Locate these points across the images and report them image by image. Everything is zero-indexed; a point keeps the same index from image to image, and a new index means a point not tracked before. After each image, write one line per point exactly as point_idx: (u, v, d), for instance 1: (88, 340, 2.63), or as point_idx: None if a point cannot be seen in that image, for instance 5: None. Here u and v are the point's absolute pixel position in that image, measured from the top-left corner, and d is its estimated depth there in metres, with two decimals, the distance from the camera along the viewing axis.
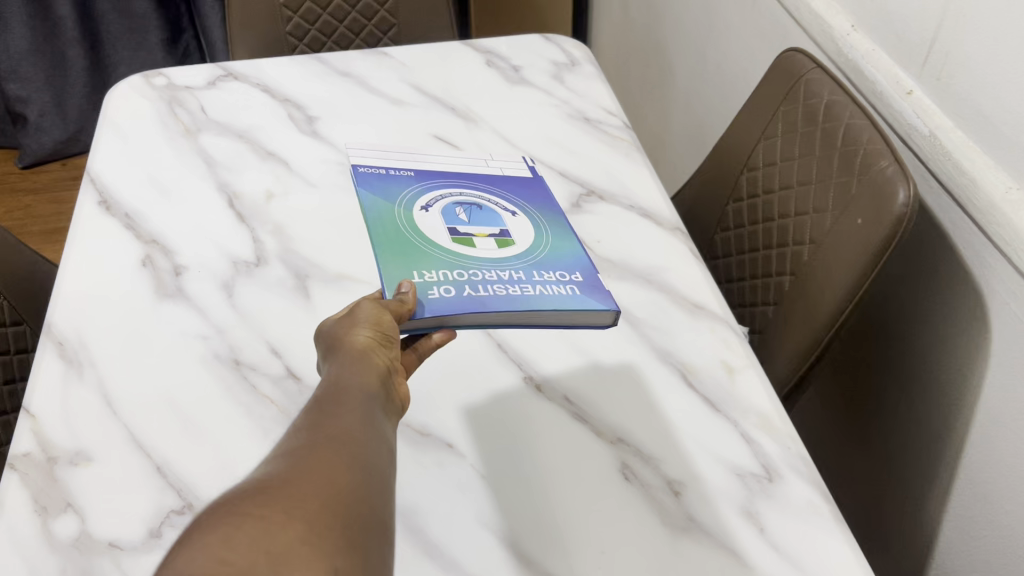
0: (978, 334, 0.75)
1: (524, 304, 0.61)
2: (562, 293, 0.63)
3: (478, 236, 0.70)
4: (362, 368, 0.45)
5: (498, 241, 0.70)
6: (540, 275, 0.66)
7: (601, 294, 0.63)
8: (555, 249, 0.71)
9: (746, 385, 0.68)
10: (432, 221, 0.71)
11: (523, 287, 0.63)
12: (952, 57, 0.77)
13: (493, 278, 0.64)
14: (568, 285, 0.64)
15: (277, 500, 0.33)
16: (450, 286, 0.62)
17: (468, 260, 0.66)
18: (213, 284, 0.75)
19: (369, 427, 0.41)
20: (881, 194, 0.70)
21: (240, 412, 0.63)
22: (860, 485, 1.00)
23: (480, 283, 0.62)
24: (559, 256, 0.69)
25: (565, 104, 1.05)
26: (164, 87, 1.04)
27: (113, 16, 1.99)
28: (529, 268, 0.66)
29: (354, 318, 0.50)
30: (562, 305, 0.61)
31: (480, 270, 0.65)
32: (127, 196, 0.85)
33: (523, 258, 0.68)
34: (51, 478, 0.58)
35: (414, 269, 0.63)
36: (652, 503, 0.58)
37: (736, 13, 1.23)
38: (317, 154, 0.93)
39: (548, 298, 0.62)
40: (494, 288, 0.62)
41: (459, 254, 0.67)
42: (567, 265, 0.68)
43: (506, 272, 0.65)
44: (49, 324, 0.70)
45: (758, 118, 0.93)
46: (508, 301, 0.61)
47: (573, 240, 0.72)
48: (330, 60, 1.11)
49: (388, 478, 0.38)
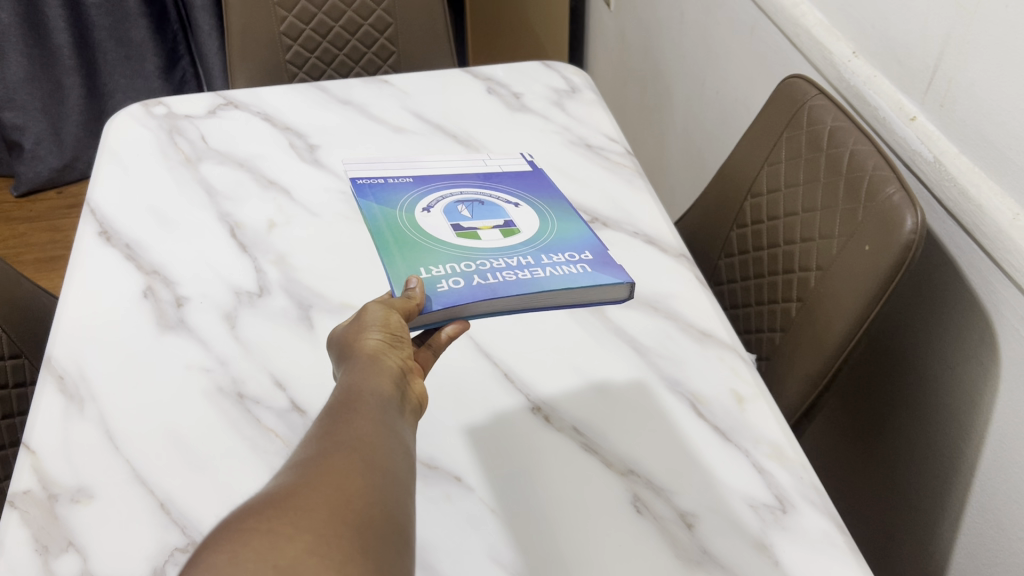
0: (989, 364, 0.75)
1: (536, 286, 0.62)
2: (572, 272, 0.64)
3: (482, 229, 0.72)
4: (375, 372, 0.45)
5: (502, 231, 0.72)
6: (549, 257, 0.67)
7: (613, 268, 0.64)
8: (560, 233, 0.73)
9: (757, 414, 0.67)
10: (434, 220, 0.73)
11: (533, 271, 0.64)
12: (955, 84, 0.77)
13: (501, 265, 0.65)
14: (579, 264, 0.66)
15: (285, 512, 0.32)
16: (459, 278, 0.62)
17: (473, 252, 0.67)
18: (215, 314, 0.74)
19: (389, 433, 0.40)
20: (888, 221, 0.70)
21: (244, 446, 0.62)
22: (872, 513, 0.99)
23: (488, 272, 0.64)
24: (566, 239, 0.71)
25: (567, 130, 1.05)
26: (163, 116, 1.04)
27: (111, 44, 2.00)
28: (538, 254, 0.67)
29: (363, 321, 0.50)
30: (573, 284, 0.63)
31: (487, 260, 0.66)
32: (127, 225, 0.84)
33: (530, 244, 0.69)
34: (51, 517, 0.57)
35: (421, 265, 0.64)
36: (665, 536, 0.57)
37: (734, 39, 1.24)
38: (319, 183, 0.92)
39: (559, 278, 0.63)
40: (503, 275, 0.63)
41: (464, 247, 0.68)
42: (576, 246, 0.69)
43: (514, 258, 0.66)
44: (49, 357, 0.69)
45: (759, 146, 0.93)
46: (520, 284, 0.62)
47: (578, 223, 0.75)
48: (331, 89, 1.11)
49: (407, 481, 0.38)
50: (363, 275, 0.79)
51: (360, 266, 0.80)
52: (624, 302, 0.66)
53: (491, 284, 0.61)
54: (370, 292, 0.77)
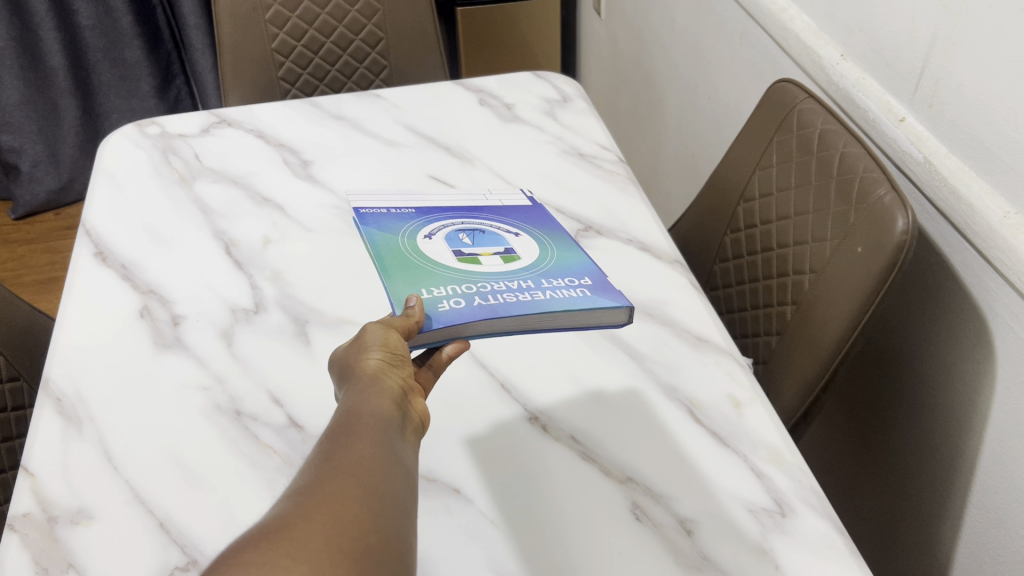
0: (985, 360, 0.75)
1: (535, 308, 0.61)
2: (572, 294, 0.64)
3: (483, 255, 0.72)
4: (374, 394, 0.45)
5: (502, 258, 0.72)
6: (549, 282, 0.67)
7: (613, 292, 0.64)
8: (561, 260, 0.72)
9: (754, 418, 0.67)
10: (436, 245, 0.73)
11: (533, 294, 0.64)
12: (943, 85, 0.78)
13: (501, 288, 0.65)
14: (580, 288, 0.66)
15: (280, 543, 0.32)
16: (461, 299, 0.62)
17: (475, 275, 0.67)
18: (212, 332, 0.75)
19: (388, 455, 0.40)
20: (879, 223, 0.70)
21: (243, 463, 0.62)
22: (873, 515, 0.98)
23: (489, 293, 0.63)
24: (567, 266, 0.71)
25: (559, 140, 1.06)
26: (158, 136, 1.04)
27: (106, 65, 2.01)
28: (537, 280, 0.67)
29: (363, 341, 0.50)
30: (573, 306, 0.62)
31: (488, 283, 0.66)
32: (123, 246, 0.85)
33: (531, 270, 0.69)
34: (51, 538, 0.57)
35: (421, 287, 0.64)
36: (665, 543, 0.57)
37: (724, 44, 1.24)
38: (314, 199, 0.93)
39: (560, 300, 0.63)
40: (503, 296, 0.63)
41: (465, 270, 0.68)
42: (576, 272, 0.69)
43: (513, 283, 0.66)
44: (47, 379, 0.69)
45: (751, 151, 0.94)
46: (519, 305, 0.62)
47: (579, 252, 0.75)
48: (324, 104, 1.11)
49: (406, 505, 0.38)
50: (359, 290, 0.80)
51: (355, 281, 0.81)
52: (623, 327, 0.65)
53: (492, 303, 0.62)
54: (365, 306, 0.77)
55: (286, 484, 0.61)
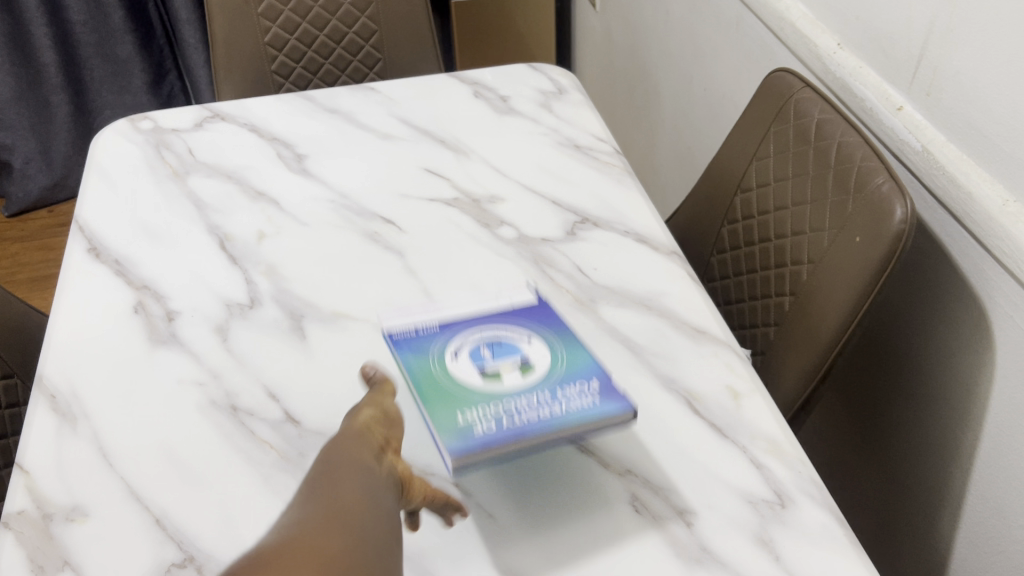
0: (984, 349, 0.75)
1: (546, 425, 0.54)
2: (582, 407, 0.55)
3: (489, 348, 0.61)
4: (365, 442, 0.45)
5: (520, 368, 0.59)
6: (559, 394, 0.56)
7: (616, 398, 0.55)
8: (569, 360, 0.60)
9: (752, 409, 0.67)
10: (457, 375, 0.58)
11: (546, 408, 0.55)
12: (940, 73, 0.77)
13: (517, 401, 0.55)
14: (587, 395, 0.56)
15: (283, 556, 0.31)
16: (486, 415, 0.55)
17: (498, 397, 0.56)
18: (207, 328, 0.74)
19: (378, 497, 0.40)
20: (877, 212, 0.70)
21: (239, 459, 0.62)
22: (872, 505, 0.98)
23: (510, 414, 0.55)
24: (572, 373, 0.58)
25: (555, 132, 1.05)
26: (150, 130, 1.03)
27: (98, 61, 2.00)
28: (554, 383, 0.57)
29: (358, 405, 0.51)
30: (594, 412, 0.55)
31: (503, 393, 0.56)
32: (116, 242, 0.84)
33: (538, 372, 0.58)
34: (46, 537, 0.56)
35: (452, 407, 0.55)
36: (664, 535, 0.57)
37: (719, 34, 1.24)
38: (308, 193, 0.92)
39: (570, 414, 0.55)
40: (527, 413, 0.55)
41: (487, 394, 0.56)
42: (580, 376, 0.58)
43: (533, 392, 0.57)
44: (41, 376, 0.68)
45: (747, 141, 0.93)
46: (536, 424, 0.54)
47: (584, 350, 0.61)
48: (317, 98, 1.11)
49: (398, 548, 0.37)
50: (355, 284, 0.79)
51: (351, 275, 0.80)
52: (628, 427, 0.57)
53: (519, 422, 0.54)
54: (361, 300, 0.77)
55: (283, 480, 0.60)
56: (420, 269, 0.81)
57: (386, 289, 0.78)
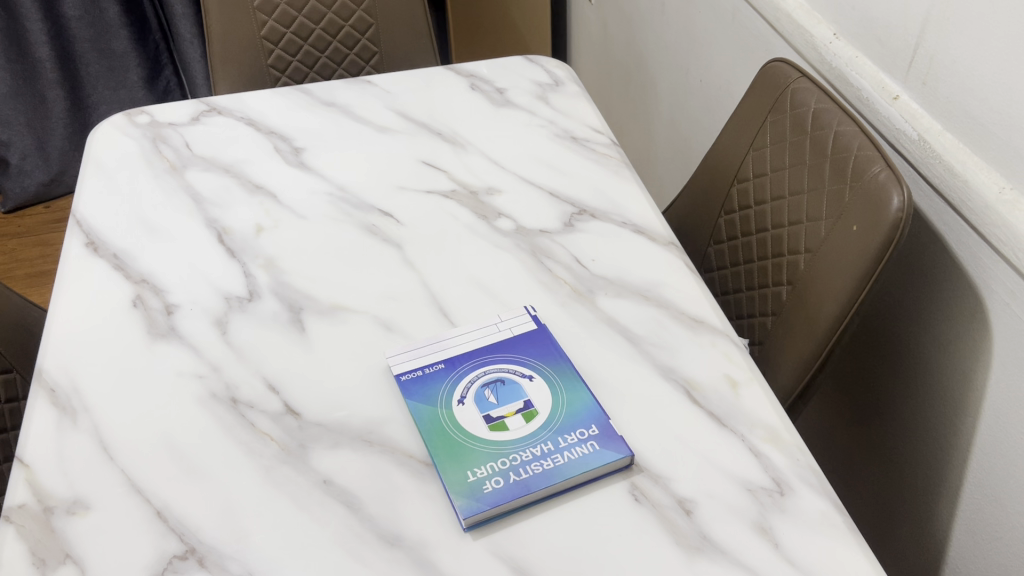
0: (981, 336, 0.75)
1: (556, 476, 0.59)
2: (585, 457, 0.60)
3: (494, 388, 0.65)
4: None
5: (523, 414, 0.64)
6: (561, 442, 0.61)
7: (618, 448, 0.60)
8: (570, 397, 0.65)
9: (751, 398, 0.67)
10: (466, 420, 0.63)
11: (552, 460, 0.60)
12: (936, 61, 0.78)
13: (524, 455, 0.60)
14: (588, 444, 0.61)
15: None
16: (496, 471, 0.59)
17: (506, 449, 0.61)
18: (206, 321, 0.74)
19: None
20: (875, 201, 0.70)
21: (239, 451, 0.62)
22: (871, 494, 0.99)
23: (518, 469, 0.59)
24: (574, 417, 0.63)
25: (552, 124, 1.05)
26: (146, 124, 1.03)
27: (93, 56, 1.99)
28: (556, 432, 0.62)
29: None
30: (593, 463, 0.59)
31: (511, 446, 0.61)
32: (114, 236, 0.84)
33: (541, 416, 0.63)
34: (48, 530, 0.57)
35: (462, 463, 0.60)
36: (664, 523, 0.57)
37: (715, 25, 1.23)
38: (306, 186, 0.92)
39: (574, 463, 0.60)
40: (532, 465, 0.59)
41: (495, 446, 0.61)
42: (581, 424, 0.63)
43: (536, 443, 0.61)
44: (40, 370, 0.68)
45: (744, 132, 0.93)
46: (544, 478, 0.59)
47: (581, 384, 0.66)
48: (314, 91, 1.10)
49: None
50: (354, 276, 0.79)
51: (349, 268, 0.80)
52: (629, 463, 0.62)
53: (525, 476, 0.59)
54: (360, 292, 0.77)
55: (284, 471, 0.61)
56: (418, 261, 0.81)
57: (384, 281, 0.79)
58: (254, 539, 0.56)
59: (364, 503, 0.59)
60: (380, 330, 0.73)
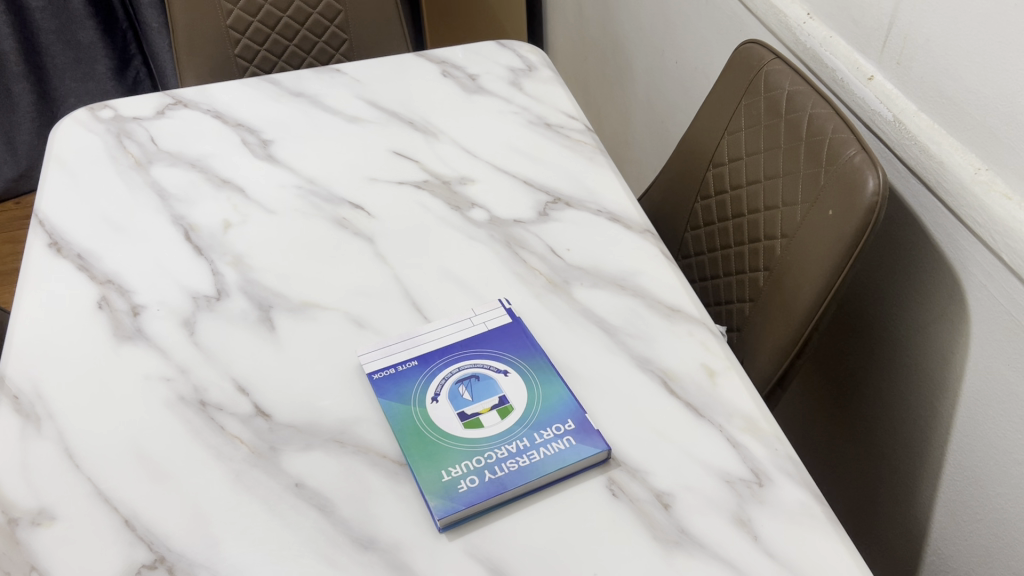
0: (959, 319, 0.74)
1: (531, 473, 0.58)
2: (560, 453, 0.59)
3: (468, 386, 0.64)
4: None
5: (498, 410, 0.63)
6: (535, 438, 0.60)
7: (593, 443, 0.59)
8: (545, 392, 0.64)
9: (728, 387, 0.66)
10: (440, 418, 0.62)
11: (527, 456, 0.59)
12: (910, 41, 0.76)
13: (499, 453, 0.59)
14: (564, 439, 0.60)
15: None
16: (471, 470, 0.58)
17: (480, 447, 0.60)
18: (173, 321, 0.72)
19: None
20: (850, 184, 0.69)
21: (209, 455, 0.61)
22: (851, 477, 0.99)
23: (493, 466, 0.58)
24: (548, 412, 0.62)
25: (525, 111, 1.03)
26: (110, 119, 1.01)
27: (59, 48, 1.95)
28: (531, 428, 0.61)
29: None
30: (568, 460, 0.58)
31: (486, 445, 0.60)
32: (78, 235, 0.82)
33: (517, 414, 0.62)
34: (12, 542, 0.55)
35: (436, 463, 0.59)
36: (641, 519, 0.57)
37: (690, 5, 1.22)
38: (275, 179, 0.90)
39: (549, 459, 0.59)
40: (507, 463, 0.58)
41: (470, 444, 0.60)
42: (556, 419, 0.62)
43: (512, 439, 0.60)
44: (3, 378, 0.67)
45: (719, 115, 0.92)
46: (519, 475, 0.58)
47: (557, 379, 0.65)
48: (282, 81, 1.08)
49: None
50: (324, 272, 0.78)
51: (320, 264, 0.79)
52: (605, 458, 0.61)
53: (500, 474, 0.58)
54: (332, 288, 0.76)
55: (255, 475, 0.59)
56: (390, 255, 0.80)
57: (356, 276, 0.77)
58: (225, 546, 0.55)
59: (338, 506, 0.57)
60: (352, 328, 0.72)
